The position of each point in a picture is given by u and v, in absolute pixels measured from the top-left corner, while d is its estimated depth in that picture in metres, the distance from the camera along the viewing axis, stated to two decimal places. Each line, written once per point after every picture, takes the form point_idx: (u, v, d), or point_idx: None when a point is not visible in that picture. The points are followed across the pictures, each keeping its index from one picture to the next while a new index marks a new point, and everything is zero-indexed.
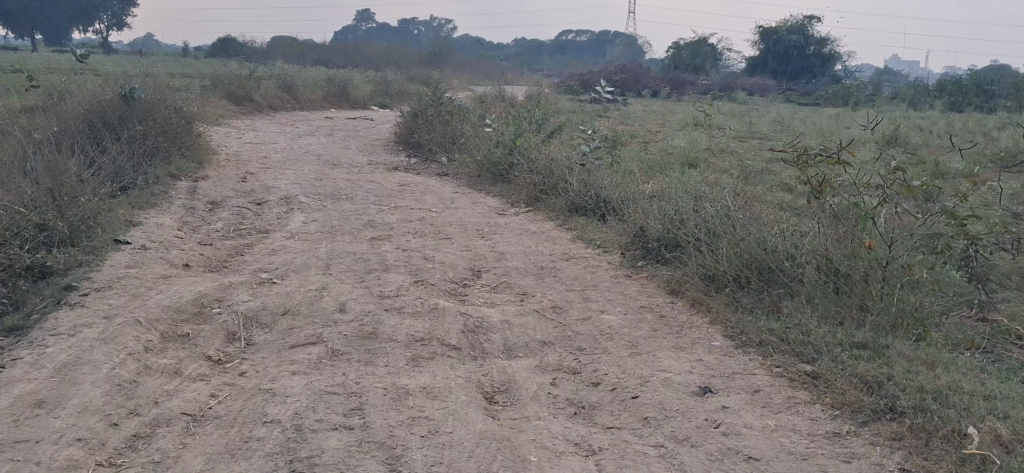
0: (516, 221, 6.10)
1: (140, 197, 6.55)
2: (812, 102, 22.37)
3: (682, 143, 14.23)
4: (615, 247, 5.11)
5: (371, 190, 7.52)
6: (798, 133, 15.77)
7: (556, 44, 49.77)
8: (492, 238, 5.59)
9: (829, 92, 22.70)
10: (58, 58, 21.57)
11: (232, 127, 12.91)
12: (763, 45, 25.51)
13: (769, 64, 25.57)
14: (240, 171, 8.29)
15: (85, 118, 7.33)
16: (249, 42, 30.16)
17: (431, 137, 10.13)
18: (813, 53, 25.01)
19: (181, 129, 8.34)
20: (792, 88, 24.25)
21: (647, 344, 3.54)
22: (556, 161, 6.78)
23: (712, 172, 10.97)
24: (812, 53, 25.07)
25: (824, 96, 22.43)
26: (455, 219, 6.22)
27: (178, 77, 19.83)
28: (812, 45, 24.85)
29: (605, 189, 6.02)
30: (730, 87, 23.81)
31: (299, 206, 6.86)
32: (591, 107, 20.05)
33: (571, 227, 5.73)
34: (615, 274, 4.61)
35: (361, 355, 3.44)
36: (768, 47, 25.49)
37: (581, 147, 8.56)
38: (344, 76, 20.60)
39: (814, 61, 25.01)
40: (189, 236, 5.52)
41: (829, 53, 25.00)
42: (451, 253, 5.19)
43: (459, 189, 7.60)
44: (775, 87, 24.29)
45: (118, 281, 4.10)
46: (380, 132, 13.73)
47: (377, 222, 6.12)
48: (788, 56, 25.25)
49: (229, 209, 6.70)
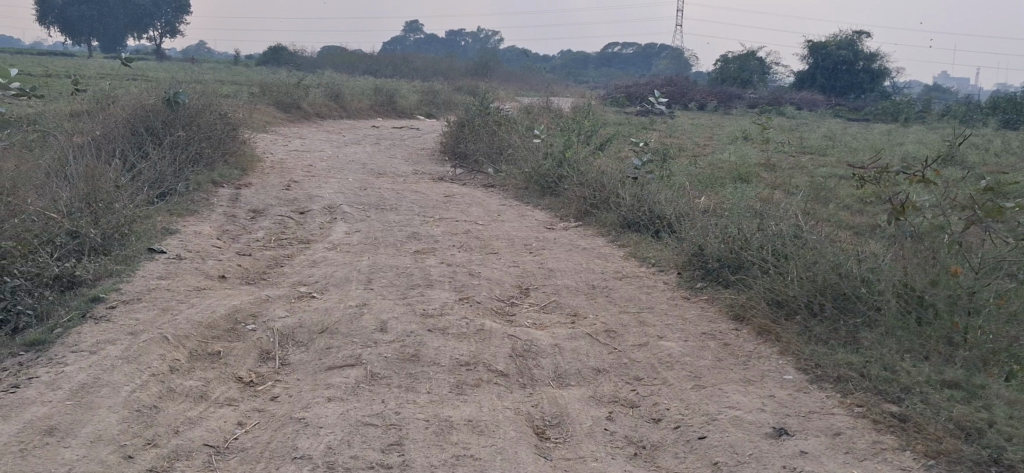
0: (566, 235, 5.84)
1: (180, 204, 6.41)
2: (862, 118, 21.88)
3: (731, 158, 13.89)
4: (673, 265, 4.82)
5: (417, 200, 7.31)
6: (850, 148, 15.37)
7: (602, 57, 49.52)
8: (541, 254, 5.33)
9: (878, 108, 22.20)
10: (112, 65, 21.84)
11: (278, 134, 12.82)
12: (812, 60, 25.11)
13: (818, 80, 25.12)
14: (284, 179, 8.14)
15: (128, 123, 7.22)
16: (298, 50, 30.33)
17: (477, 147, 9.92)
18: (862, 68, 24.52)
19: (226, 135, 8.22)
20: (841, 103, 23.77)
21: (711, 376, 3.26)
22: (607, 173, 6.51)
23: (764, 188, 10.64)
24: (862, 68, 24.53)
25: (874, 112, 21.96)
26: (503, 233, 5.97)
27: (227, 84, 19.91)
28: (861, 61, 24.33)
29: (660, 203, 5.74)
30: (778, 101, 23.41)
31: (342, 215, 6.67)
32: (638, 120, 19.78)
33: (625, 243, 5.45)
34: (674, 296, 4.33)
35: (402, 379, 3.20)
36: (817, 62, 25.09)
37: (630, 160, 8.30)
38: (392, 85, 20.51)
39: (864, 77, 24.49)
40: (227, 244, 5.33)
41: (880, 69, 24.50)
42: (498, 269, 4.94)
43: (506, 201, 7.36)
44: (824, 102, 23.83)
45: (148, 293, 3.92)
46: (426, 141, 13.55)
47: (421, 234, 5.90)
48: (837, 72, 24.76)
49: (271, 217, 6.53)
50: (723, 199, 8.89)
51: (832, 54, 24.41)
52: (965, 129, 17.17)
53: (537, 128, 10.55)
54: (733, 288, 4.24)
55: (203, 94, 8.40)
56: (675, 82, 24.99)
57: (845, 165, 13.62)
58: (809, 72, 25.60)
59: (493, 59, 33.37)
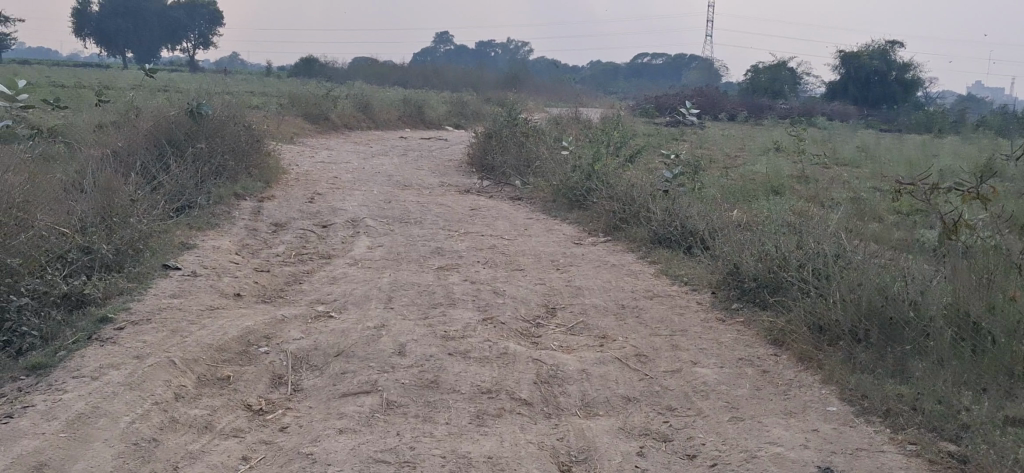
0: (595, 251, 5.64)
1: (201, 218, 6.28)
2: (896, 128, 21.51)
3: (764, 169, 13.63)
4: (707, 283, 4.61)
5: (442, 214, 7.14)
6: (884, 160, 15.06)
7: (632, 67, 49.23)
8: (568, 270, 5.14)
9: (911, 119, 21.81)
10: (143, 77, 21.93)
11: (305, 145, 12.72)
12: (844, 71, 24.72)
13: (851, 90, 24.77)
14: (307, 192, 8.00)
15: (150, 135, 7.12)
16: (328, 61, 30.37)
17: (505, 159, 9.75)
18: (895, 79, 24.03)
19: (249, 147, 8.10)
20: (874, 114, 23.39)
21: (749, 408, 3.05)
22: (638, 186, 6.31)
23: (799, 202, 10.38)
24: (895, 79, 24.09)
25: (908, 123, 21.57)
26: (529, 248, 5.79)
27: (256, 96, 19.90)
28: (894, 71, 23.85)
29: (692, 218, 5.52)
30: (810, 112, 23.08)
31: (365, 229, 6.51)
32: (669, 130, 19.53)
33: (656, 260, 5.25)
34: (708, 317, 4.12)
35: (420, 408, 3.02)
36: (849, 72, 24.68)
37: (661, 173, 8.09)
38: (421, 97, 20.41)
39: (897, 88, 24.01)
40: (246, 260, 5.19)
41: (913, 79, 23.93)
42: (524, 287, 4.75)
43: (533, 215, 7.18)
44: (857, 113, 23.42)
45: (159, 313, 3.77)
46: (454, 152, 13.40)
47: (445, 249, 5.73)
48: (870, 82, 24.33)
49: (293, 231, 6.38)
50: (757, 212, 8.65)
51: (864, 65, 23.97)
52: (1003, 141, 16.78)
53: (566, 139, 10.36)
54: (771, 310, 4.02)
55: (227, 106, 8.29)
56: (706, 93, 24.71)
57: (880, 177, 13.31)
58: (841, 83, 25.25)
59: (522, 70, 33.24)
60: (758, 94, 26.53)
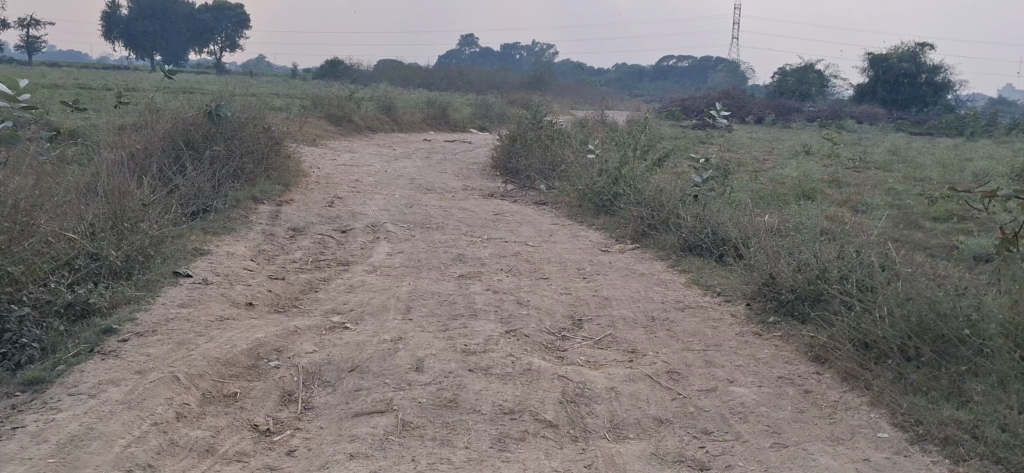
0: (622, 259, 5.42)
1: (217, 222, 6.13)
2: (926, 131, 21.15)
3: (794, 173, 13.34)
4: (741, 294, 4.38)
5: (464, 218, 6.95)
6: (916, 164, 14.74)
7: (657, 71, 48.98)
8: (595, 279, 4.93)
9: (942, 121, 21.43)
10: (168, 79, 21.94)
11: (327, 148, 12.58)
12: (873, 73, 24.38)
13: (879, 92, 24.37)
14: (327, 195, 7.84)
15: (168, 137, 6.98)
16: (352, 63, 30.31)
17: (529, 162, 9.54)
18: (925, 81, 23.70)
19: (269, 150, 7.95)
20: (903, 118, 23.02)
21: (792, 433, 2.84)
22: (667, 191, 6.08)
23: (830, 209, 10.11)
24: (924, 81, 23.70)
25: (939, 126, 21.18)
26: (554, 255, 5.58)
27: (281, 98, 19.82)
28: (923, 73, 23.53)
29: (725, 225, 5.29)
30: (838, 115, 22.75)
31: (385, 235, 6.33)
32: (695, 133, 19.27)
33: (688, 268, 5.02)
34: (744, 330, 3.90)
35: (438, 431, 2.83)
36: (877, 75, 24.35)
37: (689, 176, 7.86)
38: (445, 99, 20.26)
39: (927, 89, 23.60)
40: (261, 266, 5.02)
41: (943, 81, 23.55)
42: (548, 297, 4.54)
43: (558, 220, 6.97)
44: (886, 116, 23.04)
45: (166, 324, 3.60)
46: (477, 155, 13.22)
47: (467, 256, 5.53)
48: (899, 84, 23.97)
49: (311, 237, 6.21)
50: (789, 218, 8.39)
51: (893, 67, 23.62)
52: None
53: (591, 142, 10.15)
54: (811, 324, 3.79)
55: (247, 107, 8.14)
56: (731, 95, 24.40)
57: (913, 181, 13.00)
58: (870, 85, 24.88)
59: (546, 71, 32.96)
60: (784, 96, 26.11)
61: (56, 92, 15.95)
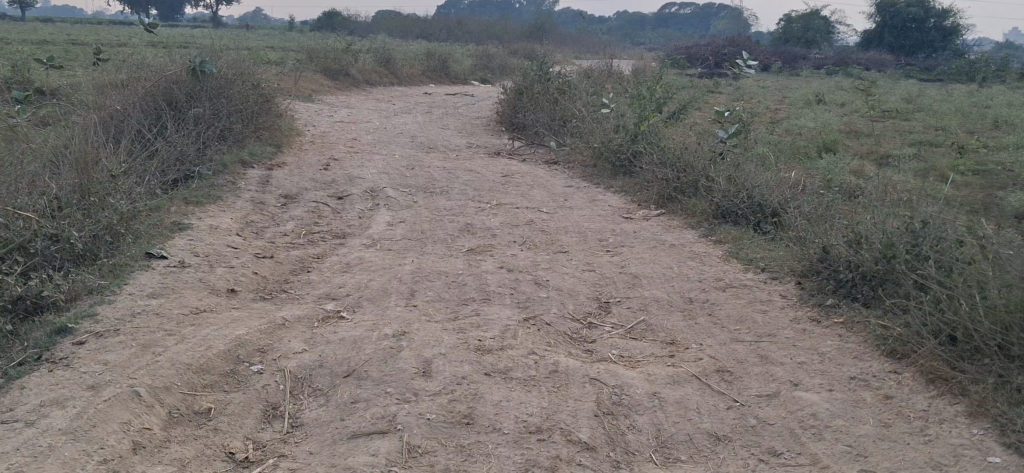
0: (648, 227, 4.91)
1: (201, 190, 5.61)
2: (935, 78, 20.55)
3: (809, 124, 12.81)
4: (790, 271, 3.88)
5: (470, 181, 6.42)
6: (932, 112, 14.20)
7: (659, 18, 48.14)
8: (620, 252, 4.42)
9: (952, 67, 20.82)
10: (160, 35, 21.27)
11: (323, 104, 12.01)
12: (880, 18, 23.78)
13: (886, 38, 23.87)
14: (323, 156, 7.30)
15: (148, 97, 6.42)
16: (351, 16, 29.57)
17: (537, 117, 9.00)
18: (932, 26, 23.05)
19: (258, 109, 7.39)
20: (912, 64, 22.43)
21: (880, 460, 2.34)
22: (693, 150, 5.55)
23: (852, 164, 9.61)
24: (932, 26, 23.10)
25: (948, 72, 20.58)
26: (572, 223, 5.06)
27: (275, 51, 19.16)
28: (931, 18, 22.90)
29: (762, 190, 4.78)
30: (845, 62, 22.15)
31: (386, 202, 5.82)
32: (703, 82, 18.67)
33: (723, 239, 4.52)
34: (799, 316, 3.40)
35: (451, 459, 2.34)
36: (884, 20, 23.76)
37: (709, 130, 7.33)
38: (445, 50, 19.61)
39: (936, 34, 23.06)
40: (247, 242, 4.51)
41: (952, 25, 22.95)
42: (569, 276, 4.04)
43: (572, 181, 6.45)
44: (893, 62, 22.46)
45: (131, 320, 3.08)
46: (480, 110, 12.65)
47: (475, 226, 5.02)
48: (906, 29, 23.39)
49: (304, 205, 5.70)
50: (813, 177, 7.88)
51: (900, 11, 23.01)
52: None
53: (602, 95, 9.60)
54: (878, 309, 3.29)
55: (234, 62, 7.57)
56: (737, 43, 23.72)
57: (932, 130, 12.47)
58: (876, 31, 24.40)
59: (546, 20, 32.20)
60: (790, 43, 25.44)
61: (43, 48, 15.34)
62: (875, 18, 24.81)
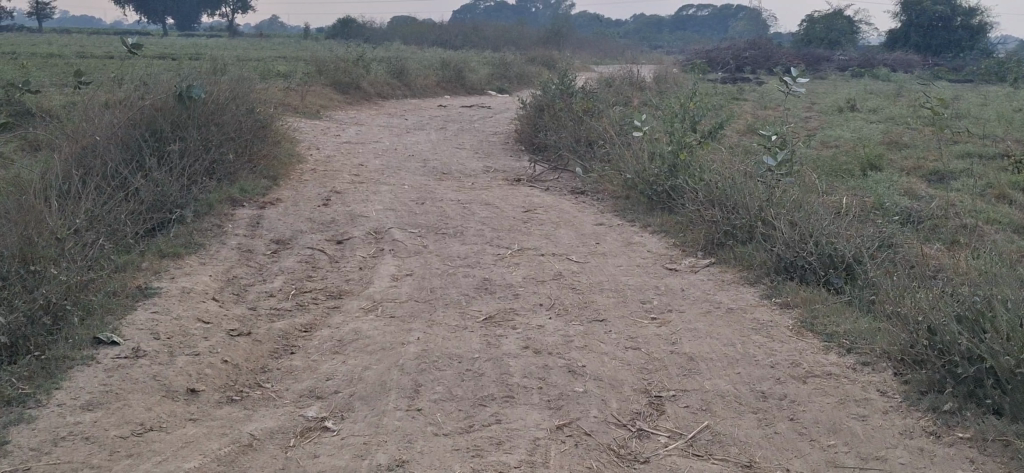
0: (698, 283, 4.17)
1: (181, 237, 4.92)
2: (963, 78, 19.82)
3: (845, 134, 12.05)
4: (884, 354, 3.14)
5: (488, 218, 5.70)
6: (972, 116, 13.47)
7: (676, 21, 47.62)
8: (668, 321, 3.69)
9: (981, 66, 20.11)
10: (168, 50, 20.71)
11: (331, 121, 11.35)
12: (905, 17, 23.38)
13: (912, 38, 23.43)
14: (325, 188, 6.61)
15: (126, 128, 5.74)
16: (366, 24, 29.02)
17: (558, 137, 8.28)
18: (959, 25, 22.69)
19: (252, 135, 6.70)
20: (938, 64, 21.78)
21: None
22: (745, 185, 4.80)
23: (899, 181, 8.86)
24: (959, 25, 22.73)
25: (976, 72, 19.86)
26: (607, 277, 4.32)
27: (286, 62, 18.54)
28: (959, 16, 22.63)
29: (833, 240, 4.04)
30: (870, 63, 21.49)
31: (391, 246, 5.12)
32: (728, 87, 17.99)
33: (791, 302, 3.78)
34: (910, 427, 2.68)
35: None
36: (910, 19, 23.36)
37: (750, 155, 6.59)
38: (462, 58, 18.98)
39: (963, 33, 22.58)
40: (223, 311, 3.82)
41: (979, 24, 22.57)
42: (610, 356, 3.30)
43: (601, 217, 5.73)
44: (920, 62, 21.84)
45: (48, 453, 2.41)
46: (498, 125, 11.95)
47: (494, 282, 4.29)
48: (932, 29, 23.05)
49: (297, 252, 5.01)
50: (864, 203, 7.14)
51: (926, 10, 22.64)
52: None
53: (629, 112, 8.87)
54: (1019, 423, 2.55)
55: (227, 83, 6.88)
56: (758, 45, 22.95)
57: (975, 137, 11.75)
58: (902, 31, 23.81)
59: (563, 24, 31.49)
60: (813, 44, 24.67)
61: (43, 65, 14.73)
62: (899, 17, 24.32)
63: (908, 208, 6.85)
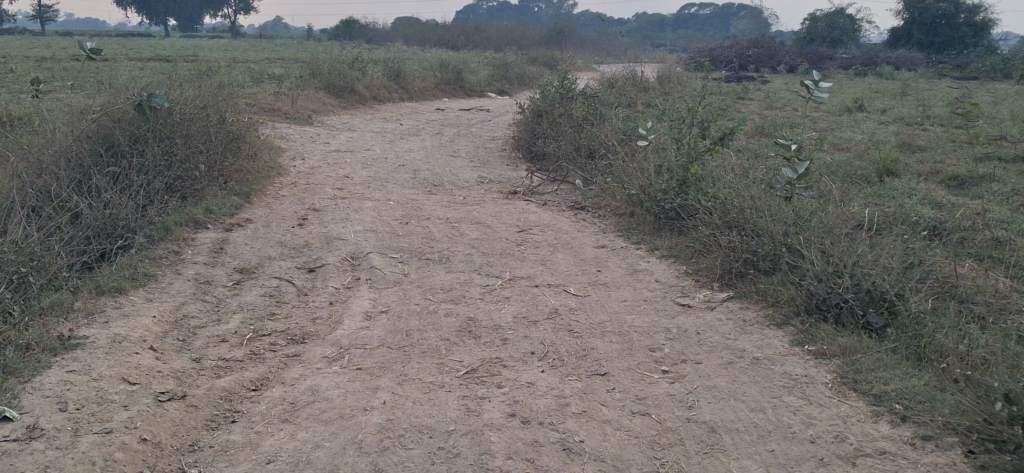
0: (716, 324, 3.60)
1: (129, 270, 4.37)
2: (970, 76, 19.23)
3: (857, 136, 11.45)
4: (951, 427, 2.57)
5: (478, 240, 5.13)
6: (984, 115, 12.89)
7: (678, 19, 47.01)
8: (684, 375, 3.12)
9: (986, 63, 19.54)
10: (159, 52, 20.17)
11: (321, 126, 10.79)
12: (909, 15, 22.79)
13: (917, 36, 22.84)
14: (303, 205, 6.05)
15: (77, 145, 5.18)
16: (364, 25, 28.46)
17: (557, 145, 7.70)
18: (964, 22, 22.09)
19: (223, 149, 6.13)
20: (943, 61, 21.20)
21: None
22: (766, 206, 4.23)
23: (919, 187, 8.27)
24: (963, 22, 22.16)
25: (982, 69, 19.28)
26: (610, 315, 3.75)
27: (280, 64, 17.98)
28: (962, 13, 21.93)
29: (871, 273, 3.48)
30: (874, 61, 20.92)
31: (368, 275, 4.55)
32: (731, 87, 17.42)
33: (827, 351, 3.22)
34: None
35: None
36: (913, 16, 22.77)
37: (766, 167, 6.02)
38: (460, 58, 18.42)
39: (967, 30, 21.95)
40: (159, 367, 3.25)
41: (983, 20, 21.93)
42: (614, 426, 2.74)
43: (604, 238, 5.15)
44: (923, 60, 21.28)
45: None
46: (495, 129, 11.39)
47: (480, 322, 3.72)
48: (937, 27, 22.46)
49: (261, 283, 4.45)
50: (886, 214, 6.56)
51: (929, 8, 22.07)
52: None
53: (634, 117, 8.30)
54: None
55: (197, 93, 6.32)
56: (761, 43, 22.37)
57: (990, 139, 11.17)
58: (905, 28, 23.22)
59: (564, 23, 30.89)
60: (816, 42, 24.04)
61: (30, 68, 14.19)
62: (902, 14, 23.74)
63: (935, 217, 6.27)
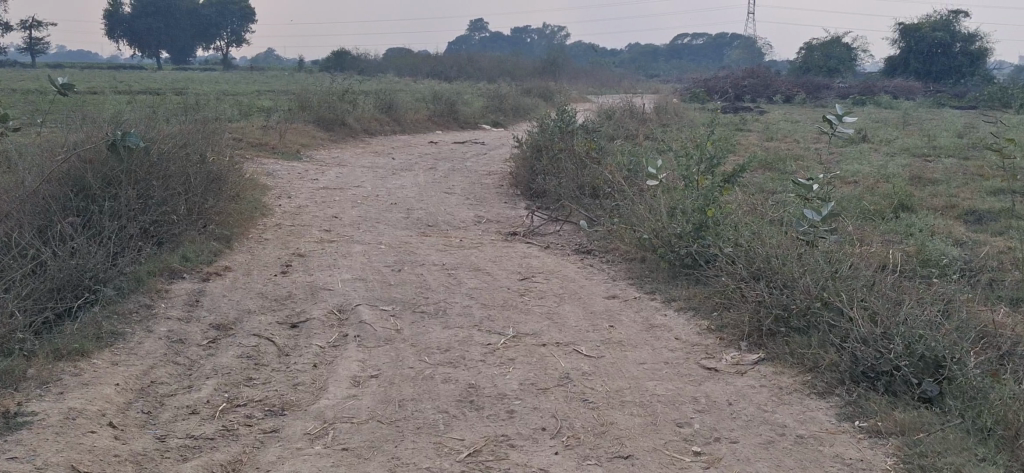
0: (749, 394, 3.20)
1: (93, 327, 3.95)
2: (967, 105, 18.96)
3: (864, 168, 11.10)
4: None
5: (477, 290, 4.73)
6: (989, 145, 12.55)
7: (672, 49, 46.97)
8: (721, 459, 2.71)
9: (983, 92, 19.29)
10: (148, 84, 19.76)
11: (311, 161, 10.40)
12: (904, 44, 22.63)
13: (912, 66, 22.65)
14: (289, 251, 5.65)
15: (44, 188, 4.76)
16: (356, 57, 28.19)
17: (558, 182, 7.32)
18: (959, 51, 21.92)
19: (204, 189, 5.73)
20: (940, 90, 20.99)
21: None
22: (796, 257, 3.85)
23: (934, 222, 7.90)
24: (959, 51, 21.98)
25: (979, 98, 19.04)
26: (629, 382, 3.35)
27: (272, 97, 17.61)
28: (958, 42, 21.81)
29: (924, 336, 3.10)
30: (871, 90, 20.67)
31: (358, 331, 4.13)
32: (729, 117, 17.11)
33: (883, 429, 2.87)
34: None
35: None
36: (909, 46, 22.60)
37: (783, 206, 5.63)
38: (455, 90, 18.09)
39: (963, 59, 21.81)
40: (116, 450, 2.83)
41: (979, 49, 21.75)
42: None
43: (614, 287, 4.75)
44: (921, 90, 21.04)
45: None
46: (491, 163, 11.01)
47: (483, 391, 3.32)
48: (932, 56, 22.27)
49: (239, 341, 4.03)
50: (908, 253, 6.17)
51: (925, 37, 21.90)
52: None
53: (637, 151, 7.93)
54: None
55: (177, 131, 5.92)
56: (756, 74, 22.07)
57: (999, 170, 10.81)
58: (901, 59, 23.05)
59: (559, 54, 30.68)
60: (812, 72, 23.77)
61: (11, 102, 13.75)
62: (897, 44, 23.57)
63: (961, 253, 5.88)
